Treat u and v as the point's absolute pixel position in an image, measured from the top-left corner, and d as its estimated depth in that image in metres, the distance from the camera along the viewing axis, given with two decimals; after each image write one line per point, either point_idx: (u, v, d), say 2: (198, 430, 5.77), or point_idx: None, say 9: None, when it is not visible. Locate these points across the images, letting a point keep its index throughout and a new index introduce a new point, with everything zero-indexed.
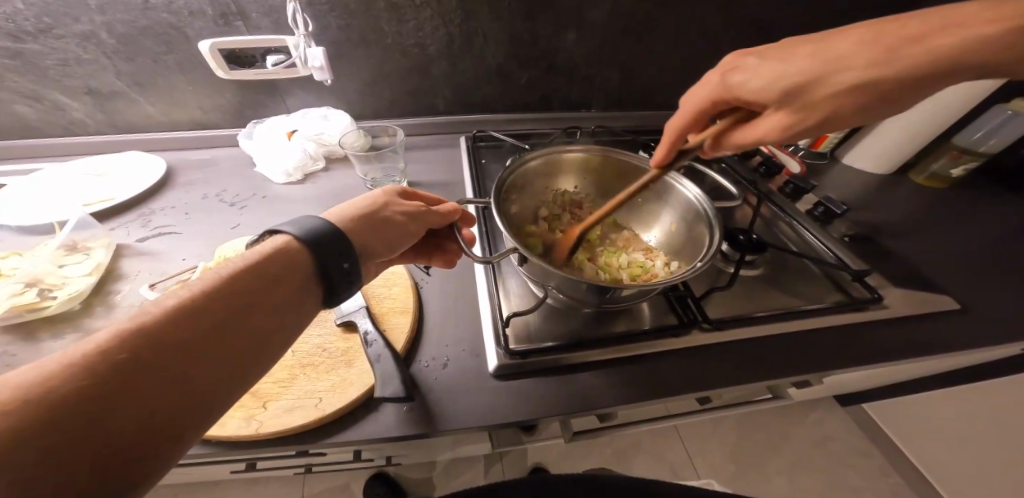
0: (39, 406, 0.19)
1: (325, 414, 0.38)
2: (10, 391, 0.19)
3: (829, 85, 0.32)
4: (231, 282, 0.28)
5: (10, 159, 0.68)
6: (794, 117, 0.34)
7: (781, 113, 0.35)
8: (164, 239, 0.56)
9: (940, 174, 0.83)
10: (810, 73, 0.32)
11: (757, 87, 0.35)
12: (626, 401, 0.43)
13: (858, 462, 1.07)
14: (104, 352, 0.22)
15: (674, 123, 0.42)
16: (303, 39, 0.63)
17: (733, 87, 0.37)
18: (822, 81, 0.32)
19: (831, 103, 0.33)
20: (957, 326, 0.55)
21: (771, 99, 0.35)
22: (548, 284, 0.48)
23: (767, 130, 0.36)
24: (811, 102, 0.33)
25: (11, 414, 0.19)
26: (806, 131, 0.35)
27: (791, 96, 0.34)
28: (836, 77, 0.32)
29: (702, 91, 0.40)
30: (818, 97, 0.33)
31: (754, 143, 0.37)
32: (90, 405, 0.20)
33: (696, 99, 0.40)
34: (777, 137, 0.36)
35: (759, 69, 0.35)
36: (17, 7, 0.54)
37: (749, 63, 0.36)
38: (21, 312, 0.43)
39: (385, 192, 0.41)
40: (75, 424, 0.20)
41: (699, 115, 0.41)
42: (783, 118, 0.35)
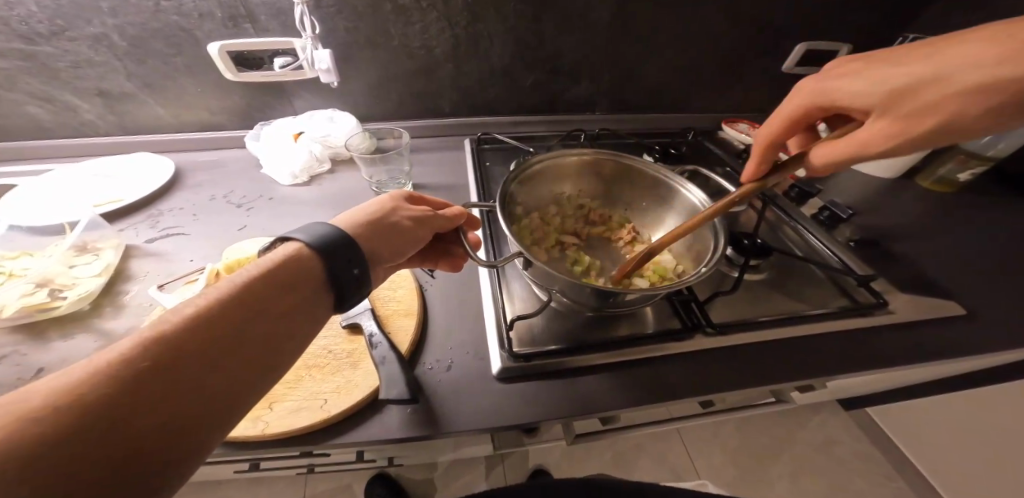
0: (66, 415, 0.19)
1: (330, 415, 0.38)
2: (37, 399, 0.20)
3: (925, 95, 0.31)
4: (247, 288, 0.29)
5: (21, 159, 0.69)
6: (899, 125, 0.32)
7: (880, 123, 0.33)
8: (172, 240, 0.57)
9: (946, 178, 0.82)
10: (919, 77, 0.31)
11: (854, 94, 0.35)
12: (631, 405, 0.44)
13: (862, 468, 1.07)
14: (126, 361, 0.22)
15: (768, 136, 0.43)
16: (310, 41, 0.64)
17: (832, 93, 0.36)
18: (935, 84, 0.30)
19: (948, 108, 0.30)
20: (963, 332, 0.55)
21: (873, 106, 0.34)
22: (552, 287, 0.48)
23: (866, 137, 0.34)
24: (923, 107, 0.31)
25: (39, 423, 0.19)
26: (924, 138, 0.32)
27: (893, 102, 0.33)
28: (955, 79, 0.30)
29: (793, 104, 0.40)
30: (923, 101, 0.31)
31: (850, 154, 0.36)
32: (117, 411, 0.21)
33: (789, 111, 0.40)
34: (884, 145, 0.34)
35: (864, 75, 0.34)
36: (30, 9, 0.55)
37: (856, 69, 0.35)
38: (32, 312, 0.43)
39: (392, 197, 0.42)
40: (102, 431, 0.20)
41: (795, 124, 0.41)
42: (885, 125, 0.33)
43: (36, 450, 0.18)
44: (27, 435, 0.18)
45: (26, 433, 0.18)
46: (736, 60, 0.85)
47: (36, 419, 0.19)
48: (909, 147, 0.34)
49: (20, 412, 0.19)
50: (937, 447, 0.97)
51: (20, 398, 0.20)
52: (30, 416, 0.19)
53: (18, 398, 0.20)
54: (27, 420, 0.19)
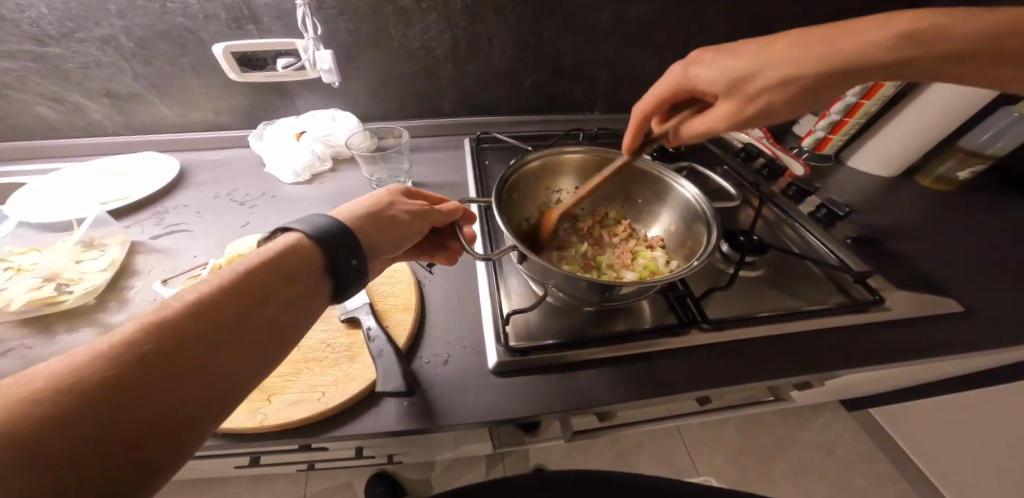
0: (70, 395, 0.20)
1: (327, 408, 0.38)
2: (43, 380, 0.20)
3: (761, 79, 0.35)
4: (248, 277, 0.29)
5: (32, 159, 0.71)
6: (739, 108, 0.38)
7: (728, 103, 0.38)
8: (176, 236, 0.58)
9: (947, 177, 0.82)
10: (750, 67, 0.36)
11: (712, 79, 0.38)
12: (625, 400, 0.44)
13: (864, 469, 1.06)
14: (129, 344, 0.23)
15: (637, 114, 0.46)
16: (313, 42, 0.65)
17: (692, 78, 0.40)
18: (756, 76, 0.36)
19: (767, 96, 0.36)
20: (961, 329, 0.55)
21: (720, 90, 0.38)
22: (547, 282, 0.48)
23: (716, 117, 0.39)
24: (752, 95, 0.36)
25: (42, 405, 0.20)
26: (751, 120, 0.39)
27: (737, 88, 0.37)
28: (768, 73, 0.35)
29: (665, 82, 0.43)
30: (755, 88, 0.36)
31: (706, 131, 0.41)
32: (118, 393, 0.21)
33: (659, 91, 0.44)
34: (725, 126, 0.39)
35: (714, 63, 0.38)
36: (41, 12, 0.56)
37: (709, 55, 0.39)
38: (39, 306, 0.45)
39: (389, 191, 0.43)
40: (102, 416, 0.21)
41: (663, 101, 0.44)
42: (731, 107, 0.38)
43: (39, 432, 0.19)
44: (32, 417, 0.19)
45: (30, 414, 0.19)
46: None
47: (39, 401, 0.20)
48: (737, 129, 0.39)
49: (25, 393, 0.20)
50: (937, 449, 0.97)
51: (26, 380, 0.20)
52: (35, 398, 0.20)
53: (23, 379, 0.20)
54: (36, 400, 0.20)
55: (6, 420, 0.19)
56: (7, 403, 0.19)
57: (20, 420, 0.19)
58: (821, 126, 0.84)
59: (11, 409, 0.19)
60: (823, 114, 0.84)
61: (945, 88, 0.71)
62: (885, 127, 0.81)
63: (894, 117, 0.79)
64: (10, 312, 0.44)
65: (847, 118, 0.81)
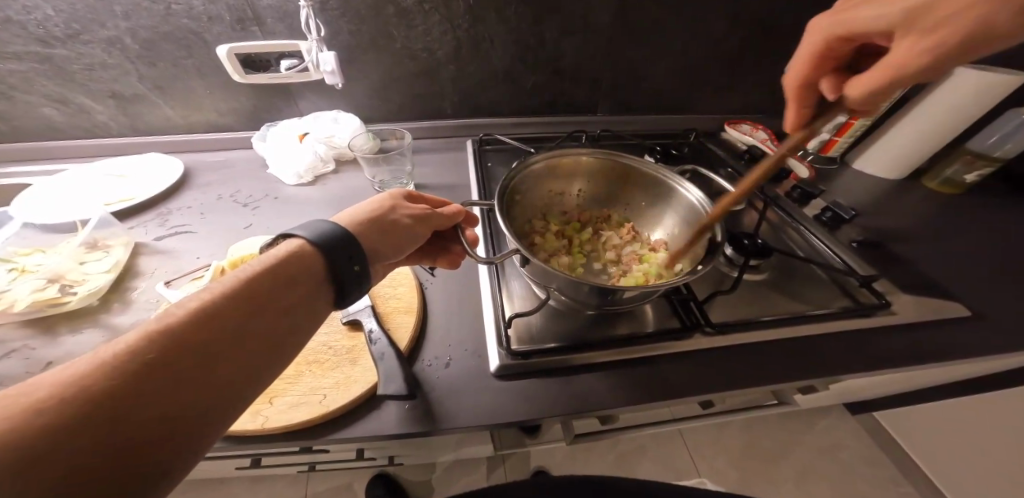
0: (72, 404, 0.20)
1: (328, 410, 0.38)
2: (47, 389, 0.20)
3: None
4: (249, 284, 0.29)
5: (37, 160, 0.72)
6: (930, 38, 0.33)
7: (911, 38, 0.34)
8: (180, 237, 0.58)
9: (953, 180, 0.81)
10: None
11: (876, 20, 0.36)
12: (628, 403, 0.44)
13: (868, 473, 1.05)
14: (131, 352, 0.23)
15: (795, 79, 0.45)
16: (315, 44, 0.65)
17: (849, 24, 0.38)
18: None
19: (974, 12, 0.31)
20: (968, 334, 0.54)
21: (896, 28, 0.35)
22: (550, 285, 0.48)
23: (902, 56, 0.34)
24: (944, 17, 0.32)
25: (43, 414, 0.20)
26: (963, 48, 0.32)
27: (913, 20, 0.34)
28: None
29: (815, 36, 0.42)
30: (944, 14, 0.32)
31: (889, 80, 0.36)
32: (119, 402, 0.21)
33: (809, 48, 0.43)
34: (919, 64, 0.34)
35: (882, 1, 0.36)
36: (47, 14, 0.57)
37: (869, 1, 0.37)
38: (42, 307, 0.45)
39: (391, 195, 0.42)
40: (104, 425, 0.20)
41: (822, 58, 0.43)
42: (914, 42, 0.34)
43: (39, 442, 0.19)
44: (32, 427, 0.19)
45: (31, 423, 0.19)
46: (739, 61, 0.85)
47: (42, 410, 0.20)
48: (937, 67, 0.34)
49: (26, 402, 0.20)
50: (944, 454, 0.95)
51: (27, 389, 0.20)
52: (36, 407, 0.20)
53: (25, 389, 0.20)
54: (38, 410, 0.20)
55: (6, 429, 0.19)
56: (9, 412, 0.19)
57: (21, 429, 0.19)
58: (826, 128, 0.85)
59: (12, 419, 0.19)
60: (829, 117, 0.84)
61: (950, 91, 0.70)
62: (890, 130, 0.80)
63: (899, 120, 0.79)
64: (15, 312, 0.44)
65: (853, 120, 0.81)
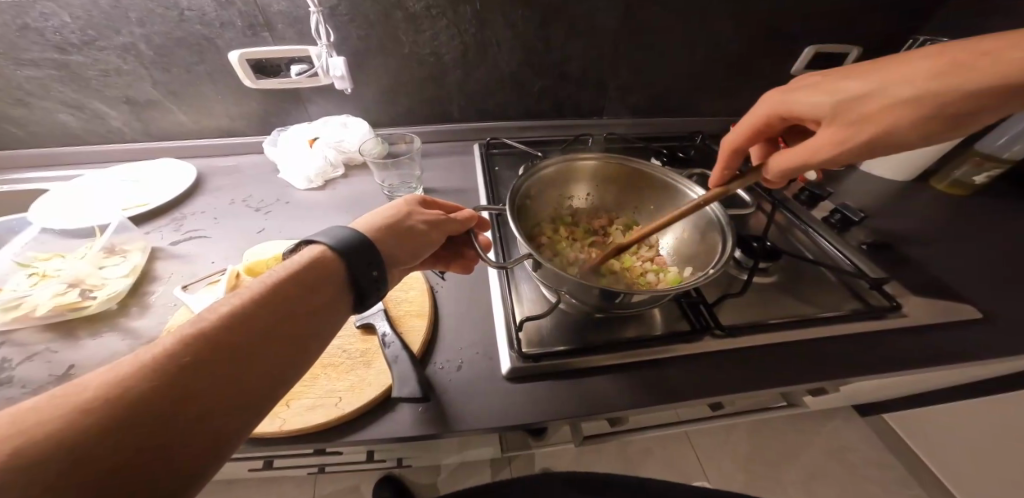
0: (115, 404, 0.21)
1: (344, 413, 0.39)
2: (92, 390, 0.21)
3: (878, 101, 0.31)
4: (277, 289, 0.30)
5: (53, 166, 0.73)
6: (845, 135, 0.33)
7: (829, 130, 0.34)
8: (194, 242, 0.59)
9: (963, 181, 0.81)
10: (858, 92, 0.32)
11: (811, 104, 0.36)
12: (639, 406, 0.44)
13: (877, 475, 1.04)
14: (169, 354, 0.24)
15: (733, 143, 0.44)
16: (325, 49, 0.66)
17: (789, 103, 0.37)
18: (874, 96, 0.32)
19: (884, 121, 0.31)
20: (979, 336, 0.54)
21: (823, 116, 0.35)
22: (561, 288, 0.48)
23: (817, 146, 0.35)
24: (861, 118, 0.32)
25: (90, 414, 0.20)
26: (864, 148, 0.34)
27: (835, 115, 0.34)
28: (892, 94, 0.31)
29: (758, 110, 0.41)
30: (866, 111, 0.32)
31: (804, 162, 0.36)
32: (158, 404, 0.22)
33: (752, 121, 0.42)
34: (829, 154, 0.35)
35: (817, 89, 0.35)
36: (64, 21, 0.58)
37: (810, 84, 0.36)
38: (63, 311, 0.46)
39: (406, 201, 0.43)
40: (143, 427, 0.21)
41: (757, 132, 0.42)
42: (832, 136, 0.34)
43: (86, 442, 0.20)
44: (80, 427, 0.20)
45: (79, 424, 0.20)
46: (746, 62, 0.85)
47: (89, 410, 0.21)
48: (839, 160, 0.35)
49: (75, 402, 0.21)
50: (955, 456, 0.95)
51: (75, 390, 0.21)
52: (84, 407, 0.21)
53: (73, 389, 0.21)
54: (85, 410, 0.20)
55: (57, 429, 0.20)
56: (59, 413, 0.20)
57: (70, 429, 0.20)
58: None
59: (62, 419, 0.20)
60: None
61: None
62: None
63: None
64: (37, 317, 0.45)
65: None
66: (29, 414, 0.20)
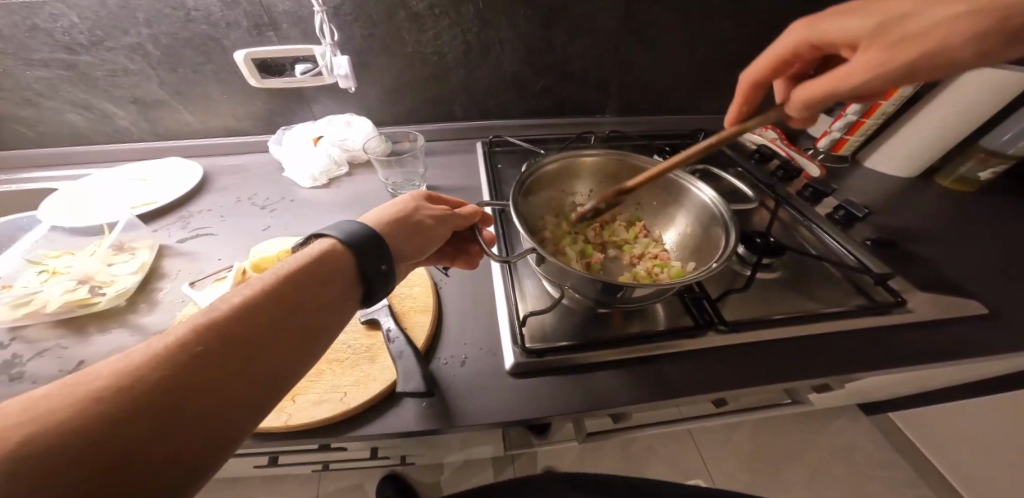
0: (125, 394, 0.21)
1: (350, 408, 0.39)
2: (102, 380, 0.22)
3: (930, 17, 0.30)
4: (286, 282, 0.30)
5: (62, 165, 0.74)
6: (886, 56, 0.31)
7: (870, 51, 0.32)
8: (201, 240, 0.60)
9: (969, 177, 0.81)
10: (905, 7, 0.31)
11: (844, 28, 0.34)
12: (642, 402, 0.44)
13: (882, 474, 1.04)
14: (179, 345, 0.24)
15: (751, 76, 0.43)
16: (329, 48, 0.66)
17: (820, 29, 0.36)
18: (918, 14, 0.30)
19: (930, 35, 0.30)
20: (985, 332, 0.54)
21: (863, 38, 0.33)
22: (564, 284, 0.49)
23: (851, 69, 0.33)
24: (903, 35, 0.31)
25: (100, 404, 0.21)
26: (898, 75, 0.32)
27: (878, 33, 0.32)
28: (939, 9, 0.29)
29: (783, 41, 0.39)
30: (918, 25, 0.30)
31: (832, 90, 0.35)
32: (166, 395, 0.22)
33: (776, 53, 0.40)
34: (865, 77, 0.33)
35: (855, 11, 0.34)
36: (73, 21, 0.59)
37: (847, 11, 0.35)
38: (74, 307, 0.47)
39: (412, 197, 0.43)
40: (151, 417, 0.21)
41: (782, 63, 0.40)
42: (871, 55, 0.32)
43: (95, 431, 0.20)
44: (89, 416, 0.20)
45: (89, 413, 0.20)
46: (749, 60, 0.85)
47: (99, 400, 0.21)
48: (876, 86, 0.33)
49: (85, 391, 0.21)
50: (960, 457, 0.94)
51: (87, 379, 0.22)
52: (93, 397, 0.21)
53: (85, 378, 0.22)
54: (96, 399, 0.21)
55: (68, 417, 0.20)
56: (69, 401, 0.20)
57: (81, 418, 0.20)
58: (836, 126, 0.84)
59: (72, 408, 0.20)
60: (840, 114, 0.83)
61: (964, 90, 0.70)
62: (904, 128, 0.80)
63: (913, 116, 0.78)
64: (47, 313, 0.46)
65: (864, 118, 0.80)
66: (40, 402, 0.20)
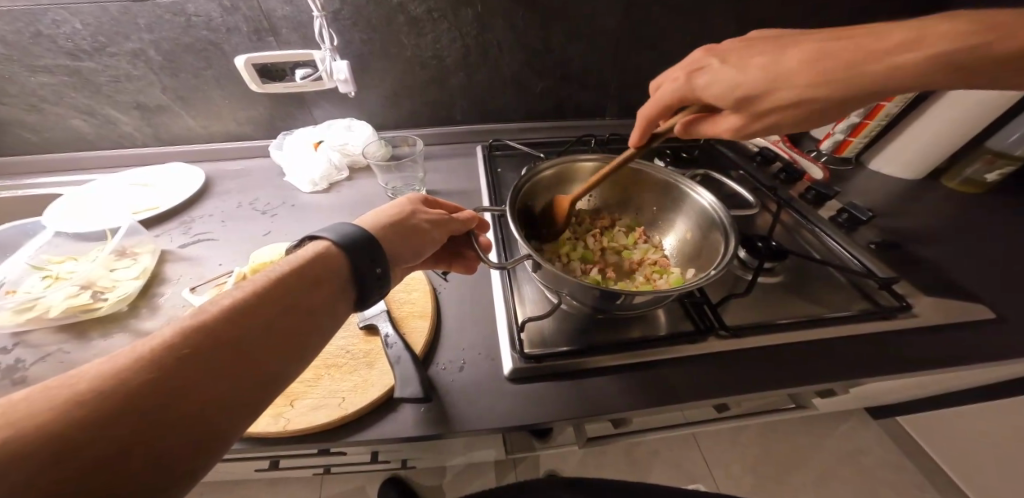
0: (110, 397, 0.21)
1: (347, 413, 0.39)
2: (86, 383, 0.22)
3: (775, 98, 0.35)
4: (277, 285, 0.30)
5: (65, 171, 0.75)
6: (748, 123, 0.38)
7: (738, 118, 0.39)
8: (203, 245, 0.60)
9: (976, 179, 0.80)
10: (759, 86, 0.36)
11: (714, 94, 0.38)
12: (641, 408, 0.44)
13: (891, 479, 1.02)
14: (168, 347, 0.24)
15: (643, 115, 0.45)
16: (329, 52, 0.67)
17: (697, 89, 0.40)
18: (769, 95, 0.36)
19: (777, 115, 0.36)
20: (993, 337, 0.53)
21: (727, 104, 0.38)
22: (562, 289, 0.48)
23: (727, 129, 0.40)
24: (761, 112, 0.37)
25: (83, 406, 0.21)
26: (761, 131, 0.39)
27: (745, 104, 0.37)
28: (783, 93, 0.35)
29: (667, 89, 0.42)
30: (767, 106, 0.36)
31: (714, 139, 0.42)
32: (152, 397, 0.22)
33: (661, 99, 0.43)
34: (732, 137, 0.40)
35: (723, 76, 0.37)
36: (75, 27, 0.59)
37: (715, 67, 0.38)
38: (76, 312, 0.47)
39: (409, 200, 0.43)
40: (137, 419, 0.22)
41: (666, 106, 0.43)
42: (739, 123, 0.39)
43: (78, 433, 0.20)
44: (74, 417, 0.20)
45: (70, 416, 0.20)
46: None
47: (82, 403, 0.21)
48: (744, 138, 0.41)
49: (69, 394, 0.21)
50: (968, 461, 0.92)
51: (70, 381, 0.22)
52: (76, 400, 0.21)
53: (68, 380, 0.22)
54: (79, 401, 0.21)
55: (49, 419, 0.20)
56: (51, 405, 0.20)
57: (64, 421, 0.20)
58: (840, 128, 0.83)
59: (55, 410, 0.20)
60: (843, 116, 0.82)
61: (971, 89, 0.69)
62: (908, 129, 0.79)
63: (918, 118, 0.77)
64: (50, 318, 0.46)
65: (867, 120, 0.79)
66: (19, 405, 0.20)
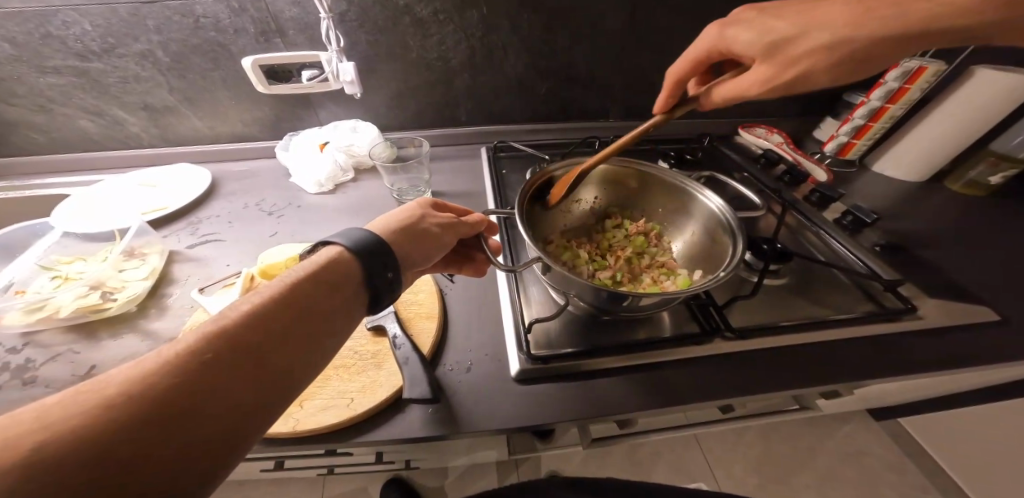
0: (139, 402, 0.22)
1: (356, 413, 0.39)
2: (114, 387, 0.22)
3: (805, 41, 0.36)
4: (294, 290, 0.31)
5: (72, 171, 0.75)
6: (776, 72, 0.38)
7: (765, 65, 0.38)
8: (210, 245, 0.60)
9: (979, 181, 0.80)
10: (791, 29, 0.37)
11: (745, 42, 0.40)
12: (648, 409, 0.44)
13: (893, 481, 1.02)
14: (192, 352, 0.25)
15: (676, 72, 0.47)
16: (336, 54, 0.67)
17: (728, 39, 0.41)
18: (798, 39, 0.36)
19: (804, 60, 0.36)
20: (998, 339, 0.53)
21: (758, 53, 0.39)
22: (569, 291, 0.49)
23: (749, 83, 0.39)
24: (791, 55, 0.37)
25: (113, 411, 0.21)
26: (785, 87, 0.38)
27: (773, 49, 0.38)
28: (814, 35, 0.36)
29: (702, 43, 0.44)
30: (799, 48, 0.36)
31: (739, 96, 0.41)
32: (179, 401, 0.23)
33: (695, 51, 0.45)
34: (759, 90, 0.39)
35: (755, 26, 0.39)
36: (85, 29, 0.60)
37: (749, 19, 0.40)
38: (86, 313, 0.48)
39: (418, 204, 0.44)
40: (165, 423, 0.22)
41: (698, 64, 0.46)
42: (766, 73, 0.38)
43: (110, 438, 0.20)
44: (105, 421, 0.21)
45: (102, 420, 0.21)
46: None
47: (113, 407, 0.21)
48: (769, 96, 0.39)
49: (99, 398, 0.21)
50: (971, 463, 0.92)
51: (98, 386, 0.22)
52: (107, 404, 0.21)
53: (97, 385, 0.22)
54: (109, 406, 0.21)
55: (81, 424, 0.20)
56: (82, 409, 0.21)
57: (95, 425, 0.20)
58: (843, 130, 0.83)
59: (86, 415, 0.21)
60: (847, 118, 0.82)
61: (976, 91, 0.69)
62: (912, 131, 0.79)
63: (922, 120, 0.77)
64: (60, 318, 0.46)
65: (871, 122, 0.79)
66: (52, 409, 0.21)
